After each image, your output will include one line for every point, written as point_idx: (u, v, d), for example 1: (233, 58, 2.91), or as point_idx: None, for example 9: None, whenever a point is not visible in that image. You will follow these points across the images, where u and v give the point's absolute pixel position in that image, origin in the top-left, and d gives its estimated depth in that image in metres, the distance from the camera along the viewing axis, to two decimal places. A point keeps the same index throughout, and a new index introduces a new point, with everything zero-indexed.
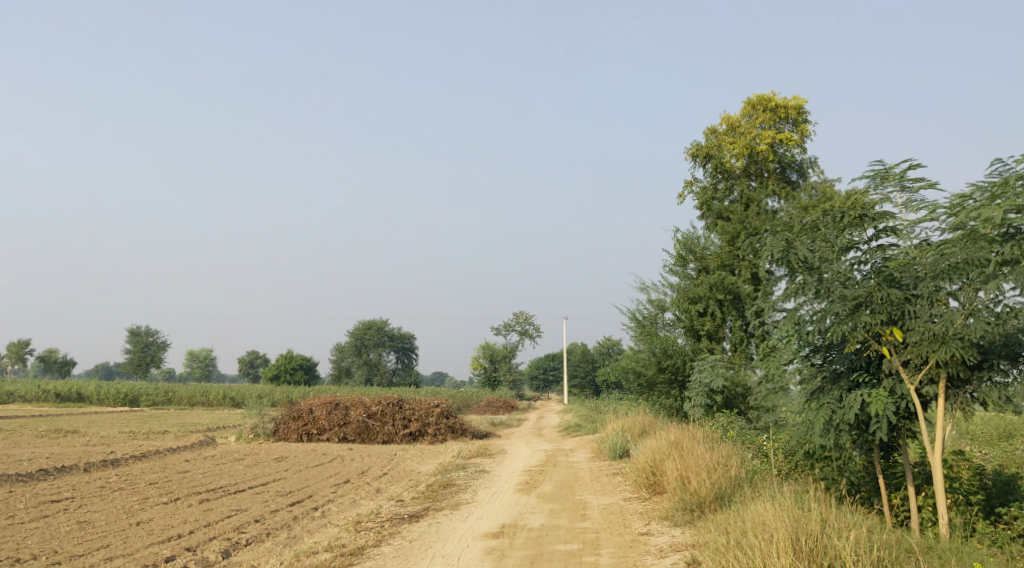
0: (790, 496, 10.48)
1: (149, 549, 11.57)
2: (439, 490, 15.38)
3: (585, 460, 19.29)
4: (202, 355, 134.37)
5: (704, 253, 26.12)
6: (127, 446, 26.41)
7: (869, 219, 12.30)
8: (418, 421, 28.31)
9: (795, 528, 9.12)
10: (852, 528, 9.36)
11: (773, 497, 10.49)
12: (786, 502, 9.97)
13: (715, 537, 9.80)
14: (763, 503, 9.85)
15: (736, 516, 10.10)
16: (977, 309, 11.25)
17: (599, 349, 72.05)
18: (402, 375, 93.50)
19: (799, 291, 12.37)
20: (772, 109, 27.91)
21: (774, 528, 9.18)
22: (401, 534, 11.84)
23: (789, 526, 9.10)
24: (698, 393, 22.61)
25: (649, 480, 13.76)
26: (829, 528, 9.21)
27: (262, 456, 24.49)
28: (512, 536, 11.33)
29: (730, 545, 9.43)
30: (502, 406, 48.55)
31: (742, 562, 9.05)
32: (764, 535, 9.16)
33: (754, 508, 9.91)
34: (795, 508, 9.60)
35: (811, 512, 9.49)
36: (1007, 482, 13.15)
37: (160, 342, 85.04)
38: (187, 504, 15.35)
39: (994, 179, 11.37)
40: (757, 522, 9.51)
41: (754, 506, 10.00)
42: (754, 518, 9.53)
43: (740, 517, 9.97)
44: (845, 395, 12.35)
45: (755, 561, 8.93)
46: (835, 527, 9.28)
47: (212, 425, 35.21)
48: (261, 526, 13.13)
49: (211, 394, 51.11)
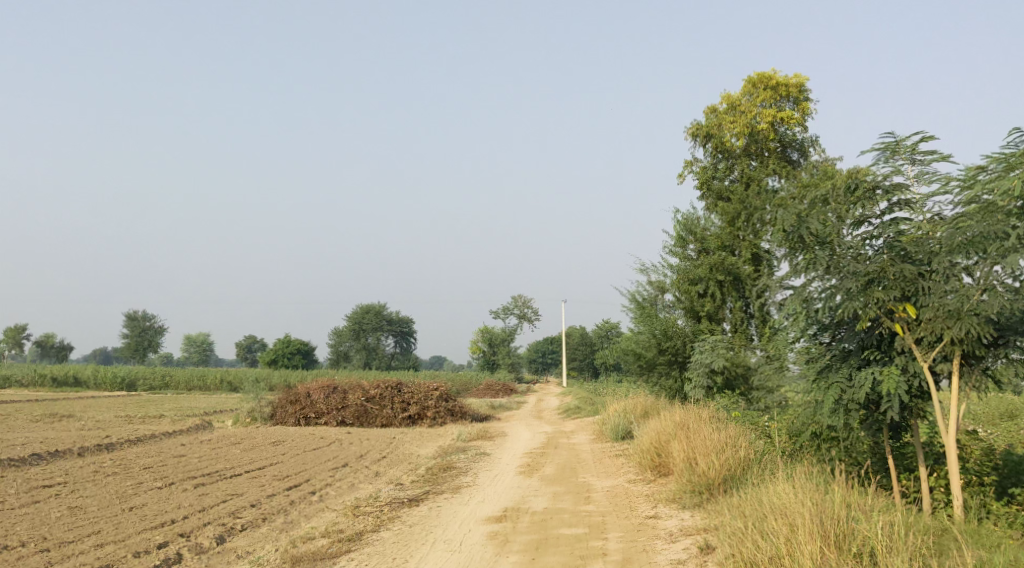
0: (805, 478, 10.15)
1: (141, 535, 11.24)
2: (439, 473, 15.07)
3: (586, 442, 18.99)
4: (200, 339, 134.13)
5: (704, 234, 25.74)
6: (123, 430, 26.08)
7: (882, 192, 11.95)
8: (418, 405, 27.99)
9: (817, 511, 8.79)
10: (871, 511, 9.02)
11: (786, 479, 10.16)
12: (802, 484, 9.64)
13: (729, 520, 9.47)
14: (778, 486, 9.52)
15: (750, 498, 9.79)
16: (994, 285, 10.92)
17: (598, 331, 71.81)
18: (401, 359, 93.30)
19: (809, 267, 12.03)
20: (772, 87, 27.38)
21: (793, 510, 8.85)
22: (400, 519, 11.52)
23: (810, 509, 8.77)
24: (698, 373, 22.27)
25: (654, 461, 13.45)
26: (851, 510, 8.89)
27: (259, 440, 24.18)
28: (516, 519, 11.01)
29: (746, 528, 9.11)
30: (502, 389, 48.34)
31: (762, 548, 8.69)
32: (782, 517, 8.84)
33: (769, 490, 9.58)
34: (814, 490, 9.27)
35: (831, 495, 9.17)
36: (1017, 462, 12.93)
37: (157, 327, 84.77)
38: (182, 489, 15.03)
39: (1011, 150, 11.01)
40: (772, 505, 9.19)
41: (769, 489, 9.69)
42: (771, 501, 9.19)
43: (754, 499, 9.65)
44: (855, 373, 12.04)
45: (780, 548, 8.54)
46: (855, 510, 8.95)
47: (210, 409, 34.95)
48: (256, 511, 12.82)
49: (209, 379, 50.93)
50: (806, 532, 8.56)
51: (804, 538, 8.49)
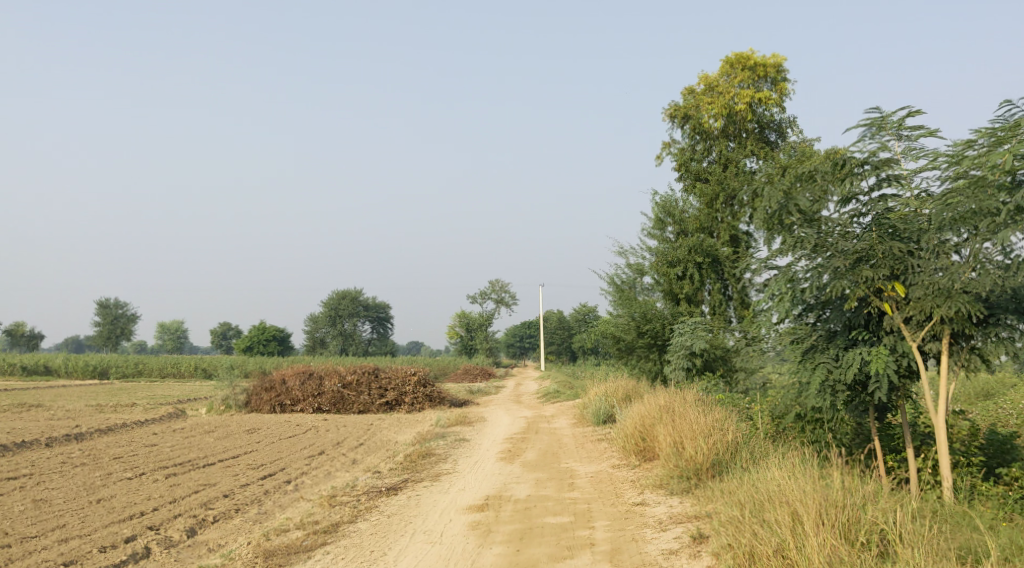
0: (797, 463, 9.89)
1: (109, 529, 10.79)
2: (418, 460, 14.71)
3: (567, 427, 18.69)
4: (174, 327, 132.81)
5: (682, 216, 25.51)
6: (93, 419, 25.50)
7: (871, 167, 11.66)
8: (395, 391, 27.66)
9: (820, 498, 8.49)
10: (868, 496, 8.75)
11: (777, 464, 9.89)
12: (796, 469, 9.37)
13: (721, 509, 9.19)
14: (773, 471, 9.23)
15: (746, 483, 9.50)
16: (985, 261, 10.68)
17: (575, 314, 71.81)
18: (378, 344, 92.65)
19: (795, 247, 11.79)
20: (751, 68, 27.01)
21: (796, 497, 8.54)
22: (378, 508, 11.15)
23: (814, 496, 8.45)
24: (678, 356, 21.97)
25: (639, 446, 13.16)
26: (853, 495, 8.60)
27: (233, 428, 23.70)
28: (498, 508, 10.68)
29: (744, 517, 8.78)
30: (480, 373, 48.05)
31: (762, 539, 8.37)
32: (784, 505, 8.53)
33: (762, 477, 9.30)
34: (811, 475, 8.99)
35: (828, 480, 8.89)
36: (1002, 441, 12.76)
37: (130, 314, 83.65)
38: (153, 479, 14.57)
39: (1002, 123, 10.76)
40: (770, 492, 8.90)
41: (764, 473, 9.40)
42: (768, 489, 8.89)
43: (747, 485, 9.36)
44: (842, 354, 11.80)
45: (784, 540, 8.20)
46: (856, 495, 8.68)
47: (183, 397, 34.37)
48: (229, 502, 12.42)
49: (183, 365, 50.36)
50: (812, 519, 8.25)
51: (810, 527, 8.19)
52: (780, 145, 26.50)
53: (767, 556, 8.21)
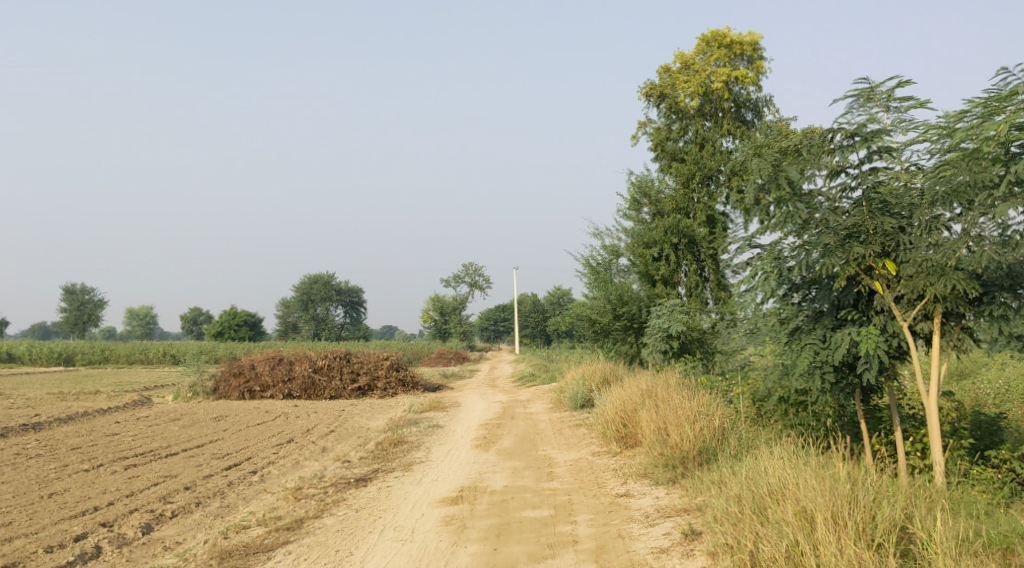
0: (791, 451, 9.42)
1: (57, 527, 10.12)
2: (390, 448, 14.12)
3: (543, 412, 18.17)
4: (143, 312, 131.02)
5: (658, 197, 24.91)
6: (54, 408, 24.70)
7: (862, 139, 11.14)
8: (367, 375, 27.11)
9: (831, 493, 7.97)
10: (874, 489, 8.26)
11: (769, 453, 9.39)
12: (795, 459, 8.89)
13: (716, 504, 8.68)
14: (772, 462, 8.72)
15: (741, 473, 9.02)
16: (980, 237, 10.20)
17: (549, 298, 71.47)
18: (351, 329, 91.73)
19: (784, 222, 11.28)
20: (727, 45, 26.49)
21: (805, 494, 8.02)
22: (346, 502, 10.56)
23: (824, 491, 7.95)
24: (655, 338, 21.42)
25: (620, 432, 12.64)
26: (863, 489, 8.10)
27: (200, 415, 23.00)
28: (474, 501, 10.13)
29: (744, 515, 8.28)
30: (454, 357, 47.56)
31: (770, 540, 7.86)
32: (792, 502, 8.03)
33: (760, 469, 8.80)
34: (813, 467, 8.51)
35: (833, 471, 8.40)
36: (989, 422, 12.36)
37: (97, 300, 82.13)
38: (110, 472, 13.88)
39: (996, 92, 10.26)
40: (771, 487, 8.40)
41: (761, 464, 8.90)
42: (771, 485, 8.38)
43: (742, 477, 8.87)
44: (830, 335, 11.30)
45: (801, 547, 7.68)
46: (862, 486, 8.21)
47: (149, 384, 33.54)
48: (190, 495, 11.79)
49: (151, 351, 49.54)
50: (825, 520, 7.74)
51: (823, 529, 7.68)
52: (757, 124, 25.98)
53: (775, 559, 7.71)
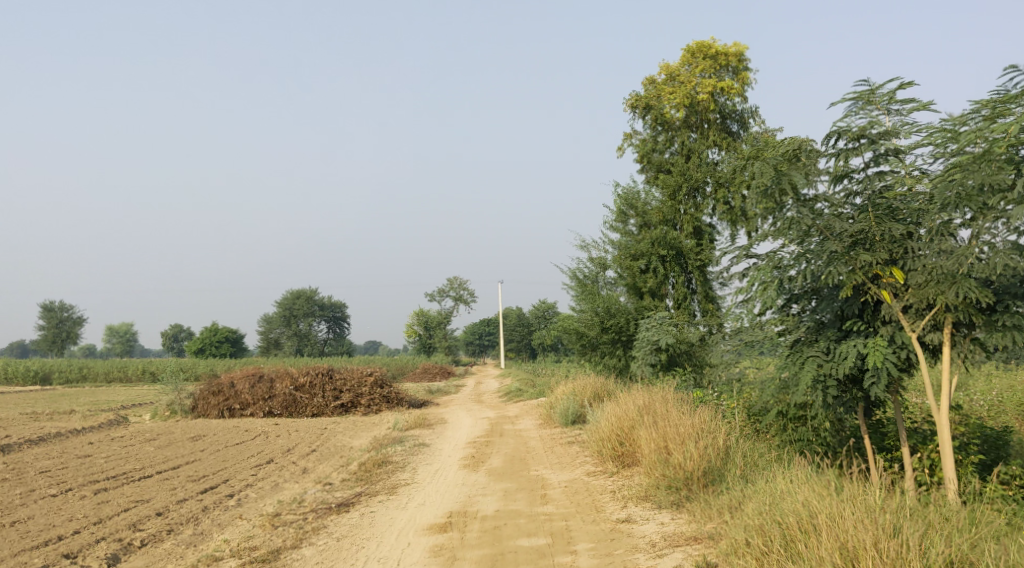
0: (811, 475, 8.93)
1: (16, 559, 9.46)
2: (374, 469, 13.48)
3: (532, 429, 17.53)
4: (123, 329, 129.38)
5: (645, 209, 24.42)
6: (26, 429, 23.86)
7: (867, 142, 10.63)
8: (351, 392, 26.41)
9: (874, 528, 7.52)
10: (905, 517, 7.83)
11: (787, 478, 8.93)
12: (821, 487, 8.40)
13: (740, 535, 8.22)
14: (801, 489, 8.26)
15: (764, 502, 8.54)
16: (991, 243, 9.71)
17: (534, 312, 70.17)
18: (334, 344, 90.76)
19: (786, 230, 10.78)
20: (712, 56, 26.00)
21: (845, 528, 7.57)
22: (327, 529, 9.95)
23: (864, 526, 7.52)
24: (644, 350, 20.80)
25: (616, 451, 12.10)
26: (899, 519, 7.65)
27: (177, 435, 22.24)
28: (464, 528, 9.53)
29: (775, 551, 7.83)
30: (440, 372, 46.89)
31: None
32: (826, 534, 7.59)
33: (784, 498, 8.37)
34: (846, 495, 8.05)
35: (869, 500, 7.95)
36: (995, 436, 11.77)
37: (75, 317, 81.05)
38: (79, 497, 13.17)
39: (1003, 93, 9.80)
40: (799, 519, 7.94)
41: (785, 491, 8.46)
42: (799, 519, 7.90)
43: (764, 505, 8.43)
44: (834, 346, 10.78)
45: None
46: (894, 515, 7.77)
47: (127, 403, 32.75)
48: (162, 521, 11.14)
49: (130, 369, 48.82)
50: (872, 560, 7.30)
51: None
52: (744, 135, 25.50)
53: None
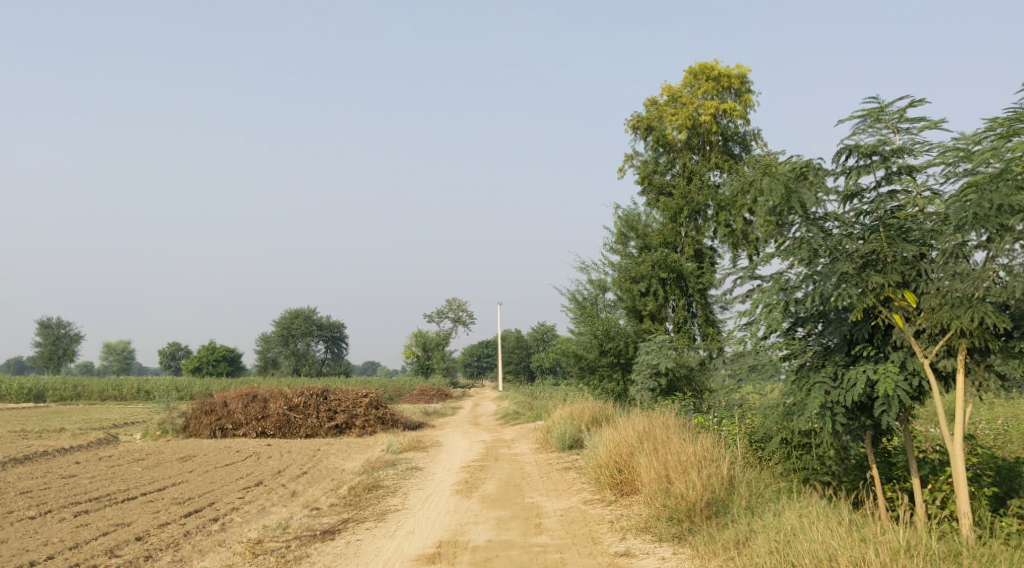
0: (821, 511, 8.52)
1: None
2: (364, 494, 13.03)
3: (528, 453, 17.07)
4: (121, 347, 129.03)
5: (646, 231, 24.27)
6: (12, 447, 23.36)
7: (879, 159, 10.27)
8: (345, 413, 25.88)
9: None
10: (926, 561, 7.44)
11: (796, 514, 8.52)
12: (833, 525, 8.00)
13: None
14: (817, 529, 7.90)
15: (775, 540, 8.18)
16: (1007, 266, 9.31)
17: (533, 335, 69.65)
18: (332, 364, 90.17)
19: (794, 250, 10.39)
20: (714, 78, 25.57)
21: None
22: (310, 559, 9.49)
23: None
24: (643, 375, 20.34)
25: (615, 478, 11.68)
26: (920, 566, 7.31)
27: (166, 455, 21.73)
28: (453, 560, 9.09)
29: None
30: (438, 394, 46.43)
31: None
32: None
33: (797, 540, 7.97)
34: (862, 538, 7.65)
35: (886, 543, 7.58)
36: (1008, 468, 11.30)
37: (73, 335, 80.51)
38: (58, 519, 12.71)
39: (1018, 111, 9.47)
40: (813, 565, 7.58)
41: (799, 531, 8.07)
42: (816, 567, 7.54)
43: (776, 548, 8.03)
44: (842, 372, 10.36)
45: None
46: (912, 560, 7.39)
47: (119, 421, 32.23)
48: (140, 547, 10.69)
49: (125, 388, 48.25)
50: None
51: None
52: (746, 158, 25.13)
53: None
